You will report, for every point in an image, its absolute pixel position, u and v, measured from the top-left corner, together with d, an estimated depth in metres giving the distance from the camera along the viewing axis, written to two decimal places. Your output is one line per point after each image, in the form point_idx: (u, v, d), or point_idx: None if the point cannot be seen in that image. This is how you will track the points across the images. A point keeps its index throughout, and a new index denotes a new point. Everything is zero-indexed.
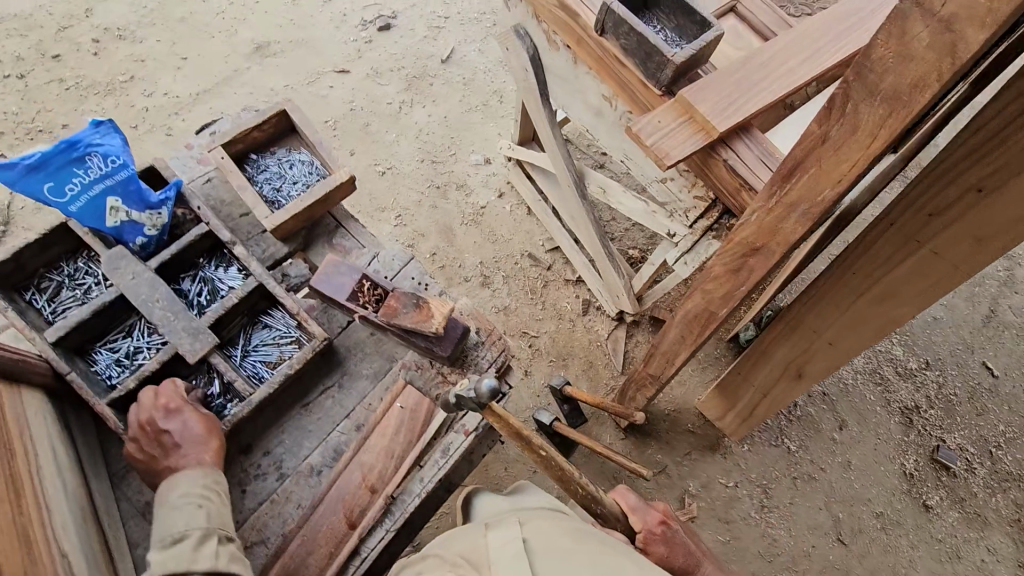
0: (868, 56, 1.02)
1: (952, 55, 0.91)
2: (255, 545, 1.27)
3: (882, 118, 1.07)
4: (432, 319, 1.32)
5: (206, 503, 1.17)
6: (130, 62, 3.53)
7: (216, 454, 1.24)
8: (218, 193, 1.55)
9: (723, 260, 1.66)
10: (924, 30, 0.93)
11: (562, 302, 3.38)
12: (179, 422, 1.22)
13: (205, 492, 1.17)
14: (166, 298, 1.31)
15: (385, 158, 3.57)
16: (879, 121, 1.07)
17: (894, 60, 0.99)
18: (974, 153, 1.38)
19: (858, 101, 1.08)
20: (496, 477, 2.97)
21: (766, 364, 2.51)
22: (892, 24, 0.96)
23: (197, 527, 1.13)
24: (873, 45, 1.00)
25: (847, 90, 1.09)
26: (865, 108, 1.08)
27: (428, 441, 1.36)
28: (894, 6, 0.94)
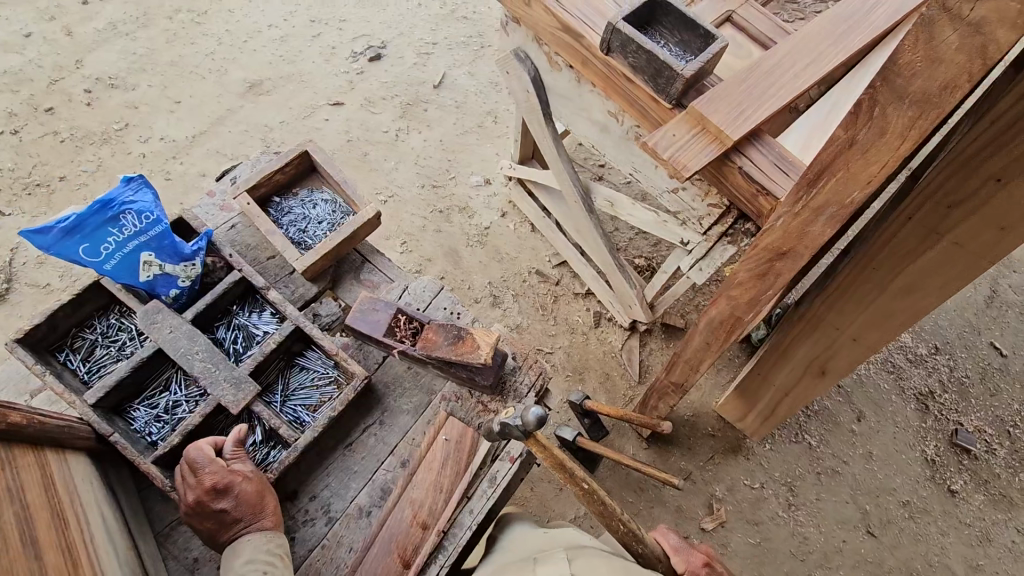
0: (894, 61, 1.04)
1: (983, 56, 0.93)
2: None
3: (912, 120, 1.08)
4: (479, 350, 1.28)
5: (271, 568, 1.14)
6: (123, 109, 3.52)
7: (274, 517, 1.22)
8: (244, 237, 1.54)
9: (748, 265, 1.67)
10: (953, 34, 0.95)
11: (573, 315, 3.38)
12: (230, 499, 1.19)
13: (271, 557, 1.15)
14: (205, 349, 1.30)
15: (386, 187, 3.58)
16: (909, 122, 1.09)
17: (923, 64, 1.01)
18: (991, 145, 1.39)
19: (886, 104, 1.10)
20: (524, 498, 2.95)
21: (787, 363, 2.51)
22: (920, 30, 0.98)
23: None
24: (900, 50, 1.02)
25: (874, 95, 1.10)
26: (893, 111, 1.10)
27: (475, 472, 1.32)
28: (922, 13, 0.96)
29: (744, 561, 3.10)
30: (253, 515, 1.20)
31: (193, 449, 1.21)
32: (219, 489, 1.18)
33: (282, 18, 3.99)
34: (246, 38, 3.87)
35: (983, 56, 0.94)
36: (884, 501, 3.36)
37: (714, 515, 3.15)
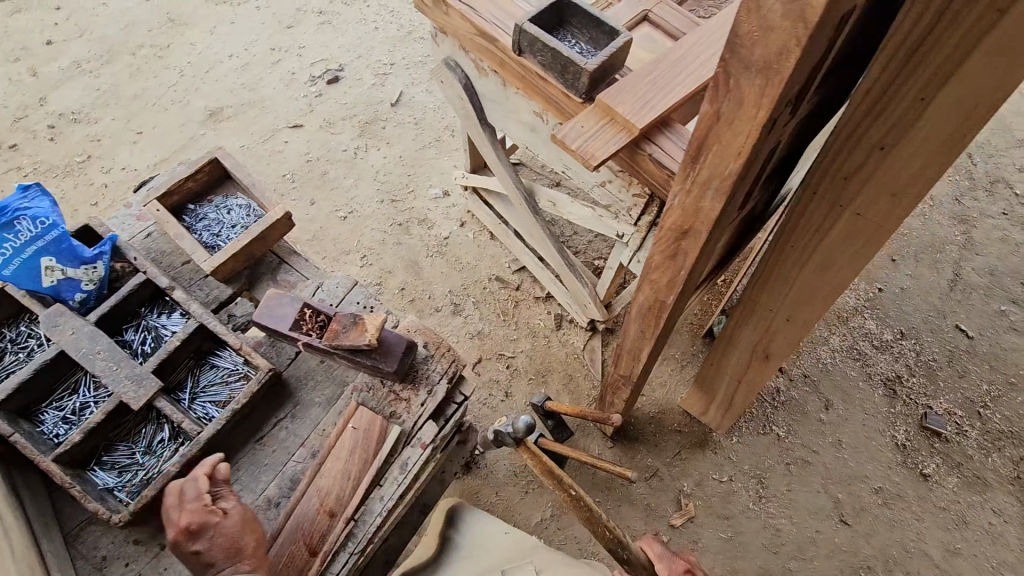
0: (736, 33, 1.10)
1: (803, 20, 0.99)
2: None
3: (761, 89, 1.14)
4: (365, 332, 1.34)
5: None
6: (86, 142, 3.61)
7: (253, 559, 1.20)
8: (159, 245, 1.59)
9: (659, 249, 1.72)
10: (775, 2, 1.00)
11: (534, 319, 3.41)
12: (209, 534, 1.19)
13: None
14: (107, 349, 1.35)
15: (345, 203, 3.65)
16: (759, 91, 1.14)
17: (758, 33, 1.06)
18: (867, 117, 1.45)
19: (738, 76, 1.15)
20: (488, 502, 2.94)
21: (735, 348, 2.55)
22: (749, 2, 1.04)
23: None
24: (738, 23, 1.08)
25: (726, 68, 1.16)
26: (745, 81, 1.15)
27: (384, 458, 1.37)
28: None
29: (716, 556, 3.07)
30: (225, 557, 1.18)
31: (188, 482, 1.25)
32: (193, 530, 1.20)
33: (242, 48, 4.11)
34: (206, 68, 3.98)
35: (805, 20, 1.00)
36: (857, 489, 3.34)
37: (682, 511, 3.14)
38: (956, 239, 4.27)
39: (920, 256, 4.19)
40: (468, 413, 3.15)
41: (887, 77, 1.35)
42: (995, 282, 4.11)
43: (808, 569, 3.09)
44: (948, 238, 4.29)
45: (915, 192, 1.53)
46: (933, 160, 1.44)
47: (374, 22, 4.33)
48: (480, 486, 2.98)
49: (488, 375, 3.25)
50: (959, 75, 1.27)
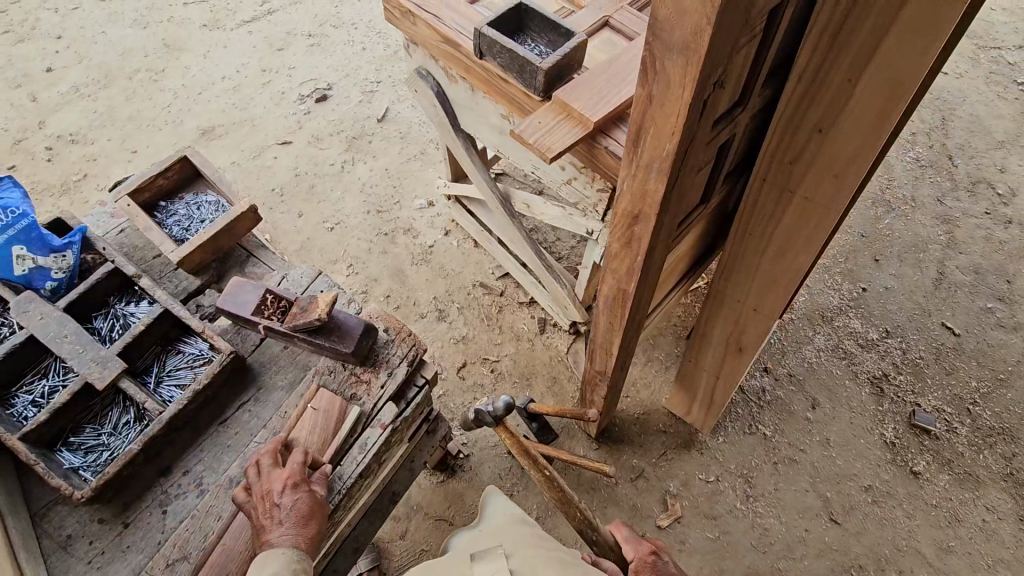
0: (655, 17, 1.18)
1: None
2: (177, 561, 1.26)
3: (683, 67, 1.21)
4: (316, 306, 1.40)
5: None
6: (82, 162, 3.74)
7: (309, 540, 1.26)
8: (132, 239, 1.66)
9: (616, 236, 1.77)
10: None
11: (519, 323, 3.46)
12: (292, 502, 1.26)
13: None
14: (74, 333, 1.40)
15: (333, 215, 3.73)
16: (682, 70, 1.22)
17: (675, 14, 1.14)
18: (804, 99, 1.54)
19: (662, 57, 1.23)
20: (473, 505, 2.94)
21: (709, 342, 2.58)
22: None
23: None
24: (656, 6, 1.16)
25: (651, 50, 1.24)
26: (669, 61, 1.23)
27: (344, 437, 1.41)
28: None
29: (704, 557, 3.04)
30: (294, 527, 1.24)
31: (297, 448, 1.35)
32: (293, 483, 1.28)
33: (234, 70, 4.26)
34: (199, 90, 4.13)
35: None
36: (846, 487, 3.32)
37: (669, 512, 3.12)
38: (939, 239, 4.31)
39: (904, 256, 4.23)
40: (453, 416, 3.17)
41: (816, 59, 1.45)
42: (980, 280, 4.13)
43: (798, 569, 3.05)
44: (931, 237, 4.33)
45: (855, 171, 1.59)
46: (867, 139, 1.51)
47: (362, 43, 4.48)
48: (465, 488, 2.99)
49: (472, 378, 3.28)
50: (881, 54, 1.35)
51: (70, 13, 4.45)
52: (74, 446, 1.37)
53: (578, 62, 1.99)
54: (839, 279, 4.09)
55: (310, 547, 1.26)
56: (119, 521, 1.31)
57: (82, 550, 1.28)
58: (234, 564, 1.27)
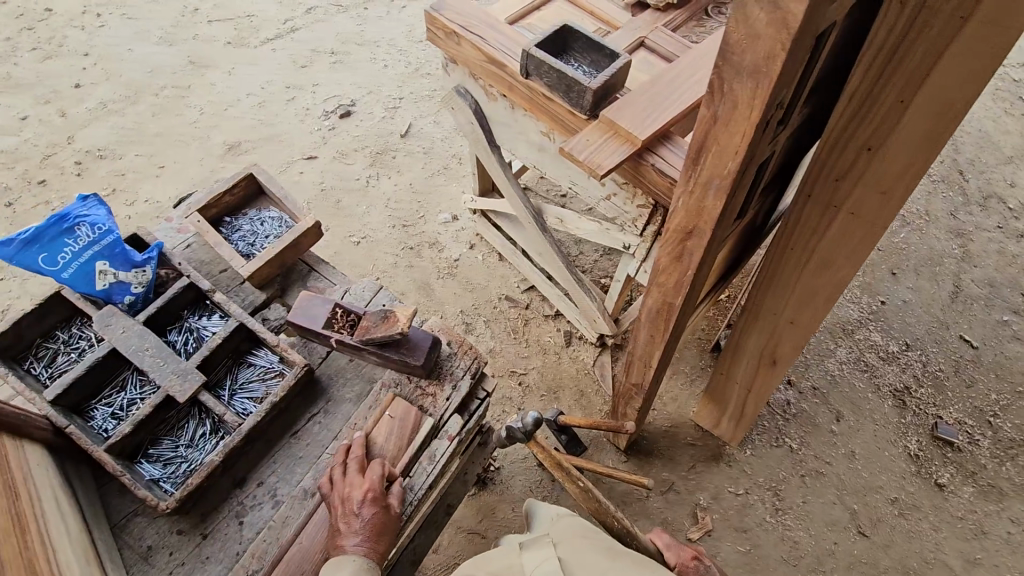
0: (727, 43, 1.23)
1: (786, 27, 1.11)
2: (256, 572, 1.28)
3: (752, 90, 1.26)
4: (396, 321, 1.43)
5: None
6: (112, 177, 3.79)
7: (377, 555, 1.28)
8: (199, 254, 1.70)
9: (666, 251, 1.82)
10: (761, 12, 1.13)
11: (545, 336, 3.48)
12: (367, 515, 1.28)
13: None
14: (155, 346, 1.44)
15: (359, 229, 3.78)
16: (751, 93, 1.26)
17: (747, 40, 1.19)
18: (854, 119, 1.58)
19: (730, 80, 1.27)
20: (505, 518, 2.94)
21: (742, 355, 2.62)
22: (738, 14, 1.17)
23: None
24: (728, 33, 1.21)
25: (720, 73, 1.28)
26: (737, 85, 1.27)
27: (417, 447, 1.44)
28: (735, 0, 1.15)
29: (735, 570, 3.05)
30: (366, 539, 1.26)
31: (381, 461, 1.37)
32: (372, 496, 1.30)
33: (260, 86, 4.32)
34: (225, 106, 4.19)
35: (788, 28, 1.12)
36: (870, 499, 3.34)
37: (699, 524, 3.13)
38: (953, 252, 4.37)
39: (920, 269, 4.28)
40: None
41: (868, 81, 1.49)
42: (995, 292, 4.18)
43: None
44: (946, 251, 4.39)
45: (904, 187, 1.64)
46: (918, 156, 1.56)
47: (384, 60, 4.56)
48: (497, 501, 2.99)
49: (501, 391, 3.30)
50: (935, 75, 1.40)
51: (97, 30, 4.52)
52: (154, 458, 1.40)
53: (622, 82, 2.05)
54: (856, 292, 4.13)
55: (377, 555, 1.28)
56: (198, 532, 1.33)
57: (162, 561, 1.30)
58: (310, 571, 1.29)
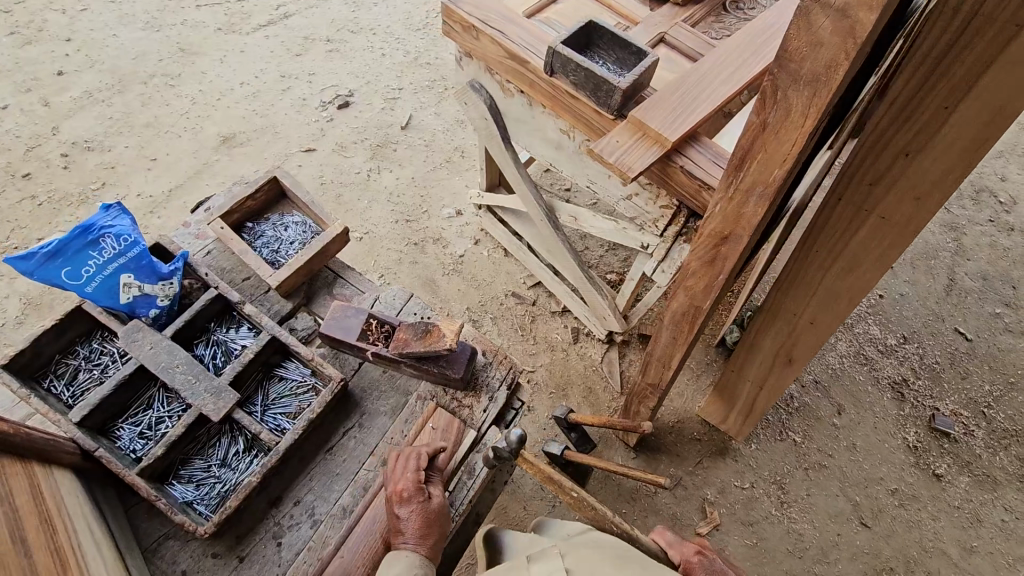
0: (785, 50, 1.20)
1: (852, 36, 1.09)
2: None
3: (808, 99, 1.23)
4: (443, 336, 1.39)
5: None
6: (101, 170, 3.64)
7: (430, 548, 1.25)
8: (220, 261, 1.72)
9: (698, 255, 1.79)
10: (826, 20, 1.10)
11: (552, 333, 3.45)
12: (408, 512, 1.25)
13: None
14: (186, 363, 1.39)
15: (360, 225, 3.69)
16: (807, 101, 1.24)
17: (808, 48, 1.16)
18: (893, 125, 1.57)
19: (785, 88, 1.25)
20: (516, 516, 2.86)
21: (757, 353, 2.62)
22: (799, 22, 1.14)
23: None
24: (787, 39, 1.17)
25: (774, 81, 1.26)
26: (792, 93, 1.25)
27: (459, 460, 1.41)
28: (798, 7, 1.12)
29: (742, 564, 3.08)
30: (413, 534, 1.23)
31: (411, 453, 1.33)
32: (406, 496, 1.26)
33: (254, 75, 4.18)
34: (218, 96, 4.05)
35: (855, 36, 1.09)
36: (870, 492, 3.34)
37: (708, 519, 3.16)
38: (947, 246, 4.44)
39: (916, 263, 4.34)
40: None
41: (912, 87, 1.47)
42: (988, 286, 4.25)
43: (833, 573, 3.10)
44: (940, 244, 4.46)
45: (938, 194, 1.63)
46: (956, 163, 1.55)
47: (382, 49, 4.44)
48: (508, 500, 2.91)
49: None
50: (981, 85, 1.38)
51: (79, 15, 4.32)
52: (185, 479, 1.35)
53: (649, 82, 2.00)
54: None
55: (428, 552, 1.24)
56: (234, 555, 1.29)
57: None
58: None
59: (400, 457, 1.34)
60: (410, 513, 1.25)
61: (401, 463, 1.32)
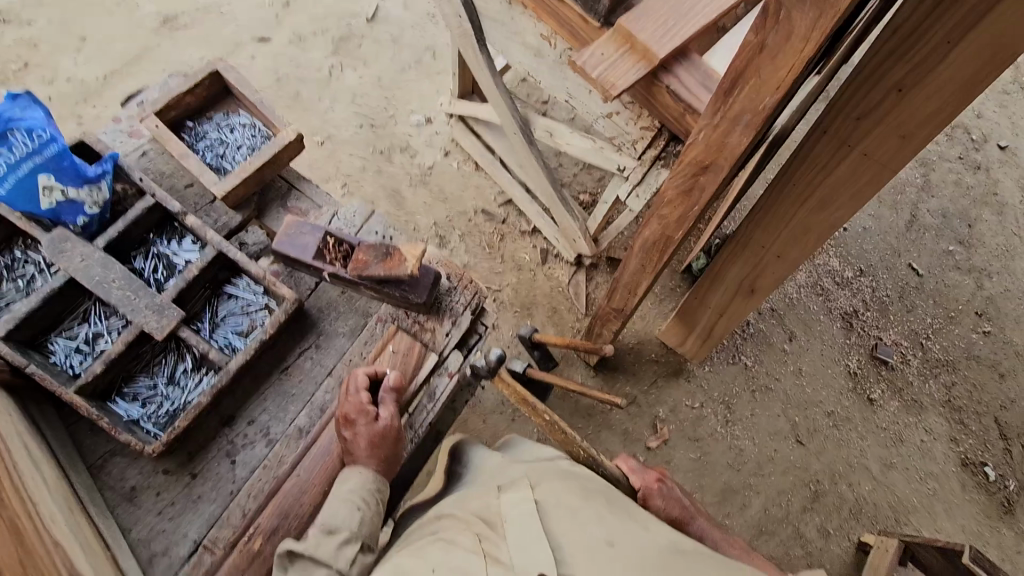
0: None
1: None
2: (251, 511, 1.25)
3: (813, 22, 1.13)
4: (405, 261, 1.33)
5: (364, 506, 1.22)
6: (21, 47, 3.22)
7: (381, 464, 1.28)
8: (156, 165, 1.56)
9: (675, 184, 1.72)
10: None
11: (520, 253, 3.39)
12: (355, 434, 1.25)
13: (355, 501, 1.22)
14: (123, 278, 1.32)
15: (321, 128, 3.44)
16: (811, 24, 1.13)
17: None
18: (894, 55, 1.46)
19: (791, 6, 1.13)
20: (476, 429, 2.95)
21: (721, 283, 2.64)
22: None
23: (344, 522, 1.18)
24: None
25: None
26: (797, 12, 1.13)
27: (420, 384, 1.40)
28: None
29: (685, 474, 3.32)
30: (365, 453, 1.25)
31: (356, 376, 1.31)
32: (352, 419, 1.25)
33: None
34: None
35: None
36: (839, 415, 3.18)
37: (657, 434, 3.36)
38: (915, 181, 4.47)
39: (883, 198, 4.38)
40: None
41: (921, 13, 1.35)
42: (946, 223, 4.35)
43: (766, 483, 3.38)
44: (909, 180, 4.48)
45: (924, 134, 1.58)
46: (948, 102, 1.48)
47: None
48: (469, 413, 2.99)
49: None
50: (992, 18, 1.28)
51: None
52: (130, 396, 1.31)
53: None
54: None
55: (378, 466, 1.27)
56: (186, 472, 1.28)
57: (150, 502, 1.25)
58: (307, 505, 1.26)
59: (347, 381, 1.31)
60: (360, 432, 1.25)
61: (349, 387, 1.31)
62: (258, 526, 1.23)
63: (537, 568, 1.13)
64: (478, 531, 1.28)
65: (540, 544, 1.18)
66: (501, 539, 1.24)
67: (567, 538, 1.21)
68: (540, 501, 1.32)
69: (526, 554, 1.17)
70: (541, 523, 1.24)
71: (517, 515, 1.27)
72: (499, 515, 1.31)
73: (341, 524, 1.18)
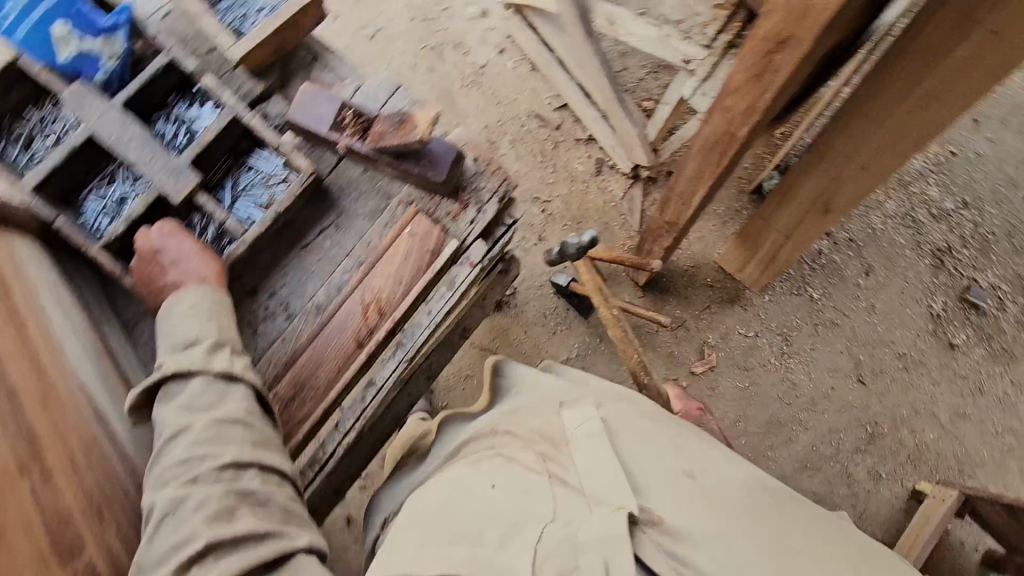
0: None
1: None
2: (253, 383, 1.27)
3: None
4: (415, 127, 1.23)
5: (218, 313, 1.18)
6: None
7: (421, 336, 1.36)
8: (183, 29, 1.36)
9: (746, 64, 1.53)
10: None
11: (574, 164, 3.19)
12: (176, 242, 1.20)
13: (211, 309, 1.18)
14: (136, 136, 1.24)
15: (373, 19, 3.34)
16: None
17: None
18: None
19: None
20: (517, 341, 2.90)
21: (791, 200, 2.32)
22: None
23: (208, 332, 1.16)
24: None
25: None
26: None
27: (437, 272, 1.33)
28: None
29: None
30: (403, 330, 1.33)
31: (383, 263, 1.32)
32: (386, 305, 1.30)
33: None
34: None
35: None
36: (916, 369, 2.73)
37: None
38: None
39: None
40: None
41: None
42: None
43: None
44: None
45: None
46: None
47: None
48: (510, 324, 2.93)
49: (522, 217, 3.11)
50: None
51: None
52: None
53: None
54: None
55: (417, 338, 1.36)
56: None
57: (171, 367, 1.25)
58: (323, 377, 1.27)
59: (371, 262, 1.33)
60: (398, 313, 1.30)
61: (143, 269, 1.19)
62: (275, 395, 1.25)
63: (609, 494, 1.04)
64: (542, 449, 1.16)
65: (610, 471, 1.08)
66: (569, 460, 1.12)
67: (635, 463, 1.13)
68: (606, 421, 1.20)
69: (597, 479, 1.07)
70: (609, 448, 1.13)
71: (584, 434, 1.15)
72: (562, 432, 1.19)
73: (198, 336, 1.15)
